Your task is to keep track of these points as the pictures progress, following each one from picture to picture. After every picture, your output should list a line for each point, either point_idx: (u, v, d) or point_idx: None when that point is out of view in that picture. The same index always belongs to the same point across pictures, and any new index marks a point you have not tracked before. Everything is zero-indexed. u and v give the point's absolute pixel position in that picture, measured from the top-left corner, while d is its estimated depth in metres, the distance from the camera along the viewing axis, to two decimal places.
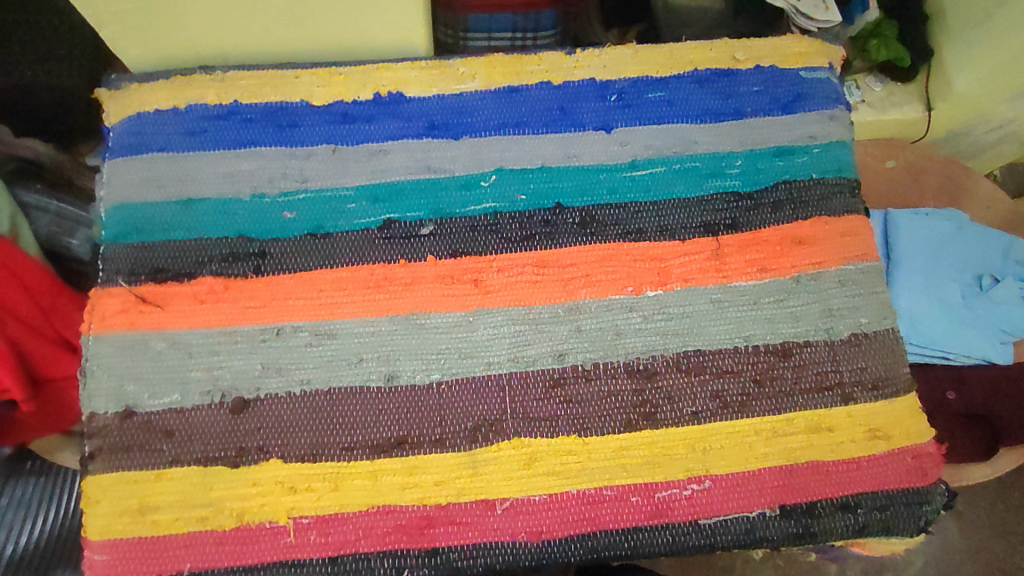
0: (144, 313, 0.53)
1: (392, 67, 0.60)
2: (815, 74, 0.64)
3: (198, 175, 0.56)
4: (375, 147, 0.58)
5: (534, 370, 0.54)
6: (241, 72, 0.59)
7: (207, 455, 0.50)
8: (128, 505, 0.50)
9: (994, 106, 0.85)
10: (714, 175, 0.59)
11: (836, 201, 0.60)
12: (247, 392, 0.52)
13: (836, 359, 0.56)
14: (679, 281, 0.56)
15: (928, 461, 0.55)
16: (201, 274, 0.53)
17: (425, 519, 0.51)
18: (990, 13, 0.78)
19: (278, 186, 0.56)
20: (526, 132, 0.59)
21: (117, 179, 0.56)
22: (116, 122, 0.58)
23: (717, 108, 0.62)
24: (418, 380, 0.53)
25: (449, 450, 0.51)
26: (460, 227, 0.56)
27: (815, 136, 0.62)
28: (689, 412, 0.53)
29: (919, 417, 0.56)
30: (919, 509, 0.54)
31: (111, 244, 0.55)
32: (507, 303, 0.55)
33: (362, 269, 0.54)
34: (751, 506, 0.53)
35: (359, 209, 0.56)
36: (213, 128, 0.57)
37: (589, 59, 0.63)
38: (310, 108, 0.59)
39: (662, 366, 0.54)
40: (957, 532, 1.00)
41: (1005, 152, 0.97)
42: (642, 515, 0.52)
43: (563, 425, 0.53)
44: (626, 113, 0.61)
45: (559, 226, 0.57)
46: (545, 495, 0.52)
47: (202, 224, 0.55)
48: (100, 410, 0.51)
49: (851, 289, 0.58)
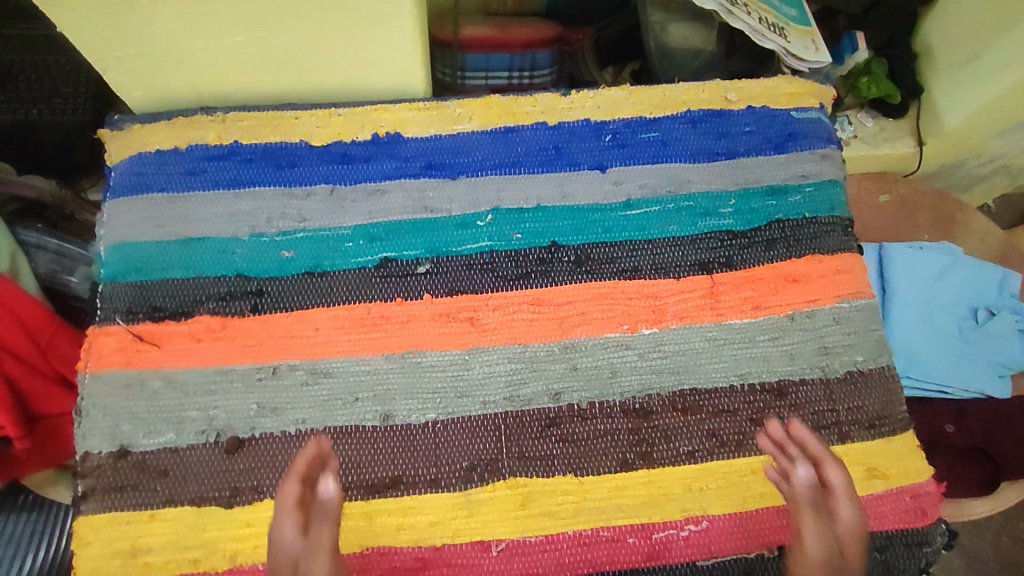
0: (142, 351, 0.53)
1: (390, 108, 0.61)
2: (806, 114, 0.66)
3: (197, 215, 0.57)
4: (373, 186, 0.59)
5: (530, 409, 0.54)
6: (241, 113, 0.60)
7: (201, 495, 0.50)
8: (120, 547, 0.49)
9: (985, 141, 0.86)
10: (707, 213, 0.60)
11: (829, 239, 0.61)
12: (243, 431, 0.52)
13: (831, 398, 0.56)
14: (674, 318, 0.57)
15: (927, 500, 0.55)
16: (199, 312, 0.54)
17: (419, 561, 0.50)
18: (977, 54, 0.79)
19: (277, 225, 0.57)
20: (522, 171, 0.60)
21: (118, 219, 0.57)
22: (117, 162, 0.59)
23: (709, 148, 0.63)
24: (414, 419, 0.53)
25: (444, 491, 0.51)
26: (456, 266, 0.57)
27: (808, 174, 0.63)
28: (686, 451, 0.53)
29: (917, 455, 0.56)
30: (920, 550, 0.54)
31: (110, 283, 0.55)
32: (502, 342, 0.55)
33: (359, 307, 0.55)
34: (749, 547, 0.52)
35: (357, 248, 0.57)
36: (214, 169, 0.58)
37: (583, 100, 0.64)
38: (310, 148, 0.60)
39: (658, 405, 0.55)
40: (964, 567, 0.98)
41: (996, 185, 0.98)
42: (639, 557, 0.52)
43: (559, 465, 0.52)
44: (620, 153, 0.62)
45: (554, 265, 0.57)
46: (540, 537, 0.51)
47: (200, 263, 0.55)
48: (94, 449, 0.51)
49: (845, 327, 0.58)
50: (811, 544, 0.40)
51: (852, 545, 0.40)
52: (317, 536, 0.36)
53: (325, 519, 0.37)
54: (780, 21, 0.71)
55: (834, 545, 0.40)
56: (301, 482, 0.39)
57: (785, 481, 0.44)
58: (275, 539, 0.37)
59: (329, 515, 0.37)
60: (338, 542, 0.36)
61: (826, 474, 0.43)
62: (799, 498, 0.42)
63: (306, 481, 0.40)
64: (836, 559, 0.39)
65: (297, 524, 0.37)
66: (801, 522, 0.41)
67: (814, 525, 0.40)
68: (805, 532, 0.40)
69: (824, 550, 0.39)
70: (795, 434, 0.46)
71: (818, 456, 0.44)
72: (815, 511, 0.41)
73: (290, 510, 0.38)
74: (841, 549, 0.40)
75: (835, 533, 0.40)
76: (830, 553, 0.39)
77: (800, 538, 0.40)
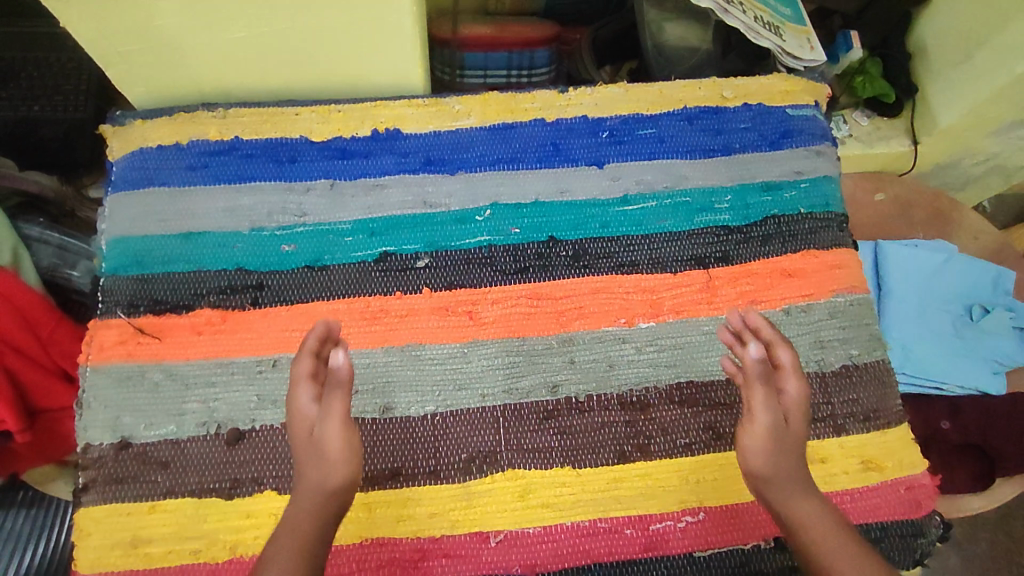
0: (143, 344, 0.54)
1: (390, 104, 0.62)
2: (801, 111, 0.67)
3: (197, 210, 0.57)
4: (372, 181, 0.59)
5: (529, 401, 0.54)
6: (242, 109, 0.60)
7: (202, 486, 0.50)
8: (121, 538, 0.50)
9: (979, 141, 0.87)
10: (703, 209, 0.61)
11: (824, 234, 0.61)
12: (243, 423, 0.52)
13: (826, 392, 0.56)
14: (671, 312, 0.57)
15: (922, 493, 0.55)
16: (199, 306, 0.54)
17: (419, 552, 0.51)
18: (970, 53, 0.79)
19: (277, 220, 0.57)
20: (520, 167, 0.61)
21: (120, 213, 0.57)
22: (119, 157, 0.59)
23: (705, 145, 0.64)
24: (413, 412, 0.53)
25: (443, 482, 0.52)
26: (455, 260, 0.57)
27: (803, 171, 0.64)
28: (682, 444, 0.54)
29: (911, 448, 0.57)
30: (915, 541, 0.54)
31: (111, 276, 0.56)
32: (501, 336, 0.56)
33: (359, 301, 0.55)
34: (746, 538, 0.53)
35: (356, 242, 0.57)
36: (215, 164, 0.59)
37: (581, 97, 0.64)
38: (310, 144, 0.60)
39: (655, 398, 0.55)
40: (961, 564, 0.98)
41: (991, 185, 0.99)
42: (636, 548, 0.52)
43: (557, 457, 0.53)
44: (617, 149, 0.62)
45: (552, 259, 0.58)
46: (538, 528, 0.51)
47: (201, 258, 0.56)
48: (95, 441, 0.52)
49: (840, 321, 0.59)
50: (757, 415, 0.43)
51: (795, 414, 0.44)
52: (331, 403, 0.40)
53: (337, 390, 0.41)
54: (775, 20, 0.71)
55: (778, 418, 0.43)
56: (313, 357, 0.42)
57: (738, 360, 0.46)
58: (295, 404, 0.41)
59: (342, 387, 0.41)
60: (348, 410, 0.41)
61: (777, 354, 0.45)
62: (750, 374, 0.44)
63: (318, 357, 0.43)
64: (780, 427, 0.43)
65: (312, 392, 0.41)
66: (749, 396, 0.44)
67: (763, 399, 0.43)
68: (754, 404, 0.43)
69: (770, 420, 0.43)
70: (751, 320, 0.47)
71: (772, 339, 0.46)
72: (764, 383, 0.44)
73: (304, 378, 0.42)
74: (785, 419, 0.43)
75: (783, 407, 0.44)
76: (777, 425, 0.43)
77: (750, 411, 0.44)
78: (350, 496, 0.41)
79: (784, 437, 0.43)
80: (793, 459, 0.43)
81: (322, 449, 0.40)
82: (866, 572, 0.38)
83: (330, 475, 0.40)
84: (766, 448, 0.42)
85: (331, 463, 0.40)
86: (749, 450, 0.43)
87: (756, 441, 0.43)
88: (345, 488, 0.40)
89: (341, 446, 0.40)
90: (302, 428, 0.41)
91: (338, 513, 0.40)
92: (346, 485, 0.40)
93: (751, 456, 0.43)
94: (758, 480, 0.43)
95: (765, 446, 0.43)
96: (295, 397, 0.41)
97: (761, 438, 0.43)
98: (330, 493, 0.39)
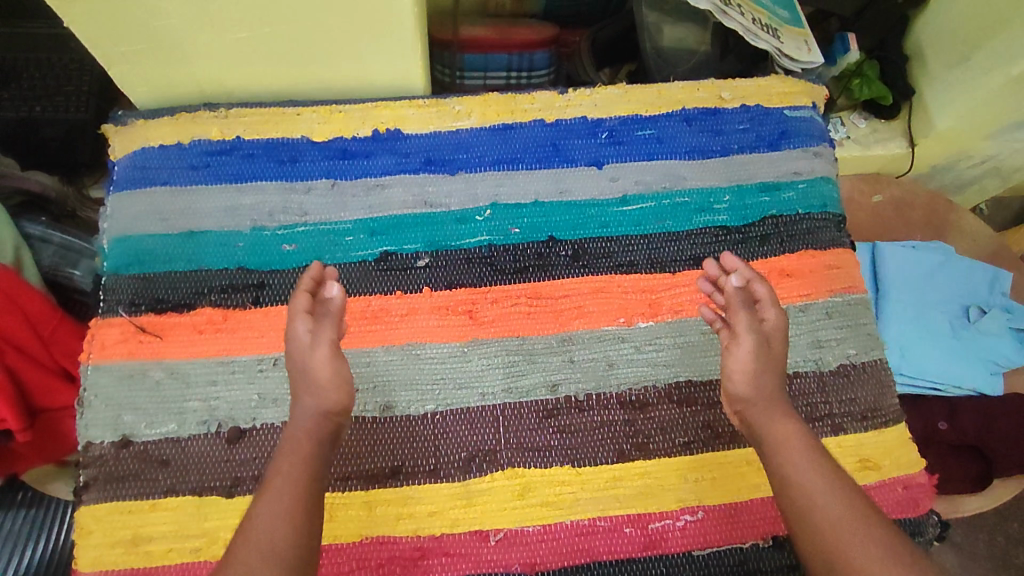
0: (144, 342, 0.54)
1: (391, 105, 0.62)
2: (799, 112, 0.67)
3: (199, 210, 0.58)
4: (373, 181, 0.60)
5: (528, 400, 0.54)
6: (243, 109, 0.61)
7: (203, 484, 0.50)
8: (121, 536, 0.50)
9: (976, 143, 0.87)
10: (702, 209, 0.61)
11: (822, 234, 0.62)
12: (244, 421, 0.52)
13: (824, 391, 0.57)
14: (670, 312, 0.58)
15: (919, 491, 0.56)
16: (201, 305, 0.55)
17: (418, 550, 0.51)
18: (966, 55, 0.79)
19: (278, 219, 0.58)
20: (520, 167, 0.61)
21: (122, 212, 0.58)
22: (121, 156, 0.60)
23: (704, 146, 0.64)
24: (413, 410, 0.53)
25: (443, 481, 0.52)
26: (456, 260, 0.58)
27: (800, 172, 0.64)
28: (681, 442, 0.54)
29: (908, 447, 0.57)
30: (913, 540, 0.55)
31: (113, 274, 0.56)
32: (501, 335, 0.56)
33: (360, 300, 0.56)
34: (744, 537, 0.53)
35: (357, 242, 0.58)
36: (216, 163, 0.59)
37: (581, 98, 0.65)
38: (311, 144, 0.60)
39: (654, 397, 0.55)
40: None
41: (987, 187, 1.00)
42: (635, 547, 0.52)
43: (557, 456, 0.53)
44: (617, 150, 0.63)
45: (552, 259, 0.58)
46: (538, 527, 0.52)
47: (202, 257, 0.56)
48: (96, 439, 0.52)
49: (838, 320, 0.59)
50: (740, 338, 0.49)
51: (777, 340, 0.50)
52: (322, 330, 0.47)
53: (328, 319, 0.47)
54: (773, 23, 0.72)
55: (761, 341, 0.49)
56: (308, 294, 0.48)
57: (720, 291, 0.54)
58: (291, 333, 0.47)
59: (333, 316, 0.47)
60: (336, 336, 0.47)
61: (753, 288, 0.51)
62: (733, 303, 0.51)
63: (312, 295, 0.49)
64: (763, 346, 0.49)
65: (308, 323, 0.47)
66: (733, 323, 0.51)
67: (744, 325, 0.50)
68: (737, 328, 0.50)
69: (751, 343, 0.49)
70: (728, 263, 0.53)
71: (749, 276, 0.52)
72: (745, 308, 0.50)
73: (301, 312, 0.47)
74: (766, 341, 0.49)
75: (762, 333, 0.50)
76: (757, 347, 0.49)
77: (733, 336, 0.50)
78: (344, 414, 0.47)
79: (761, 359, 0.49)
80: (776, 377, 0.49)
81: (312, 376, 0.46)
82: (821, 466, 0.44)
83: (324, 399, 0.46)
84: (747, 369, 0.48)
85: (322, 389, 0.46)
86: (732, 371, 0.49)
87: (744, 361, 0.49)
88: (338, 408, 0.46)
89: (330, 373, 0.46)
90: (298, 357, 0.47)
91: (335, 428, 0.47)
92: (340, 407, 0.46)
93: (735, 378, 0.49)
94: (743, 400, 0.49)
95: (750, 363, 0.49)
96: (293, 329, 0.47)
97: (744, 360, 0.49)
98: (325, 413, 0.46)
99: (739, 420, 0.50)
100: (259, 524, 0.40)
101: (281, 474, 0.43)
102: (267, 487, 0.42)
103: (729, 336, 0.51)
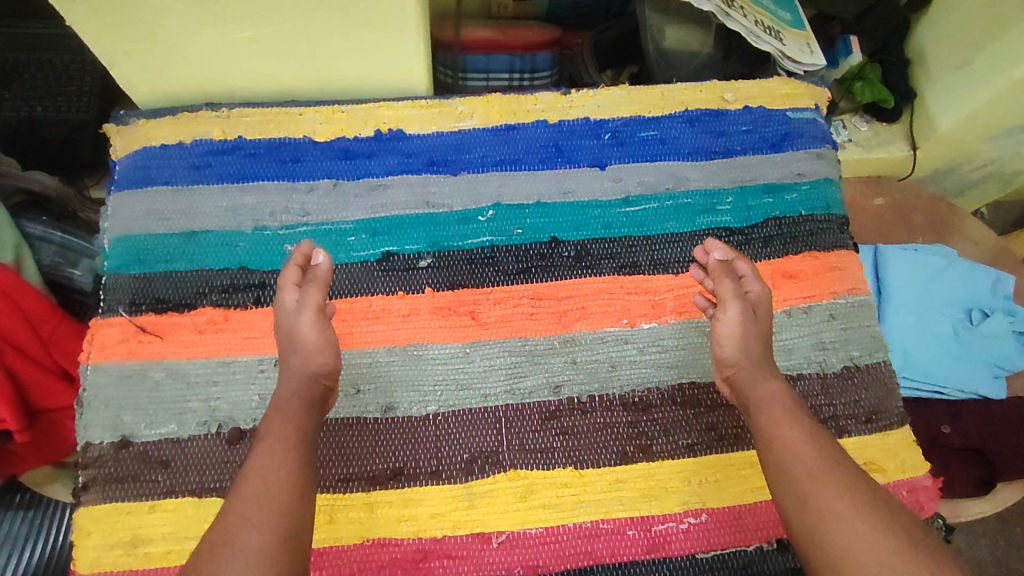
0: (144, 342, 0.54)
1: (393, 105, 0.62)
2: (802, 114, 0.67)
3: (200, 209, 0.57)
4: (375, 181, 0.59)
5: (530, 401, 0.54)
6: (245, 109, 0.61)
7: (202, 485, 0.50)
8: (120, 537, 0.49)
9: (978, 146, 0.87)
10: (705, 210, 0.61)
11: (825, 236, 0.62)
12: (244, 422, 0.52)
13: (828, 393, 0.56)
14: (673, 313, 0.57)
15: (924, 495, 0.55)
16: (201, 305, 0.54)
17: (420, 552, 0.50)
18: (968, 58, 0.79)
19: (279, 219, 0.58)
20: (523, 169, 0.61)
21: (122, 212, 0.57)
22: (123, 155, 0.60)
23: (707, 147, 0.64)
24: (415, 411, 0.53)
25: (444, 482, 0.51)
26: (457, 261, 0.57)
27: (803, 173, 0.64)
28: (684, 444, 0.54)
29: (913, 450, 0.57)
30: None
31: (114, 274, 0.56)
32: (504, 336, 0.56)
33: (362, 301, 0.55)
34: (748, 540, 0.52)
35: (359, 241, 0.57)
36: (218, 162, 0.59)
37: (583, 99, 0.65)
38: (313, 144, 0.60)
39: (657, 398, 0.55)
40: None
41: (989, 190, 1.00)
42: (638, 549, 0.51)
43: (559, 458, 0.53)
44: (619, 151, 0.63)
45: (555, 259, 0.58)
46: (541, 529, 0.51)
47: (203, 256, 0.56)
48: (96, 440, 0.52)
49: (841, 322, 0.59)
50: (726, 305, 0.51)
51: (761, 310, 0.52)
52: (307, 294, 0.48)
53: (314, 284, 0.48)
54: (775, 25, 0.72)
55: (745, 307, 0.51)
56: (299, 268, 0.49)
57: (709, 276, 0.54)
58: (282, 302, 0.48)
59: (319, 281, 0.48)
60: (321, 303, 0.48)
61: (734, 266, 0.53)
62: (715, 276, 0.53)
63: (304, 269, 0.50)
64: (748, 314, 0.51)
65: (296, 293, 0.48)
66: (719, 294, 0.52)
67: (728, 292, 0.52)
68: (721, 296, 0.52)
69: (738, 309, 0.51)
70: (710, 245, 0.54)
71: (731, 255, 0.54)
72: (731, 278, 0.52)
73: (289, 284, 0.49)
74: (752, 310, 0.51)
75: (747, 299, 0.52)
76: (743, 313, 0.51)
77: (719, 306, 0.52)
78: (331, 377, 0.48)
79: (744, 323, 0.51)
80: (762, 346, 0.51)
81: (298, 339, 0.47)
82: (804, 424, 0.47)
83: (311, 361, 0.47)
84: (735, 335, 0.50)
85: (309, 351, 0.47)
86: (722, 339, 0.51)
87: (732, 327, 0.51)
88: (328, 370, 0.48)
89: (314, 335, 0.47)
90: (285, 323, 0.48)
91: (324, 391, 0.48)
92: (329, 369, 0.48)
93: (724, 344, 0.51)
94: (730, 367, 0.51)
95: (738, 330, 0.50)
96: (281, 299, 0.48)
97: (733, 326, 0.51)
98: (313, 374, 0.47)
99: (729, 387, 0.51)
100: (246, 477, 0.42)
101: (275, 431, 0.44)
102: (259, 442, 0.44)
103: (717, 308, 0.53)
